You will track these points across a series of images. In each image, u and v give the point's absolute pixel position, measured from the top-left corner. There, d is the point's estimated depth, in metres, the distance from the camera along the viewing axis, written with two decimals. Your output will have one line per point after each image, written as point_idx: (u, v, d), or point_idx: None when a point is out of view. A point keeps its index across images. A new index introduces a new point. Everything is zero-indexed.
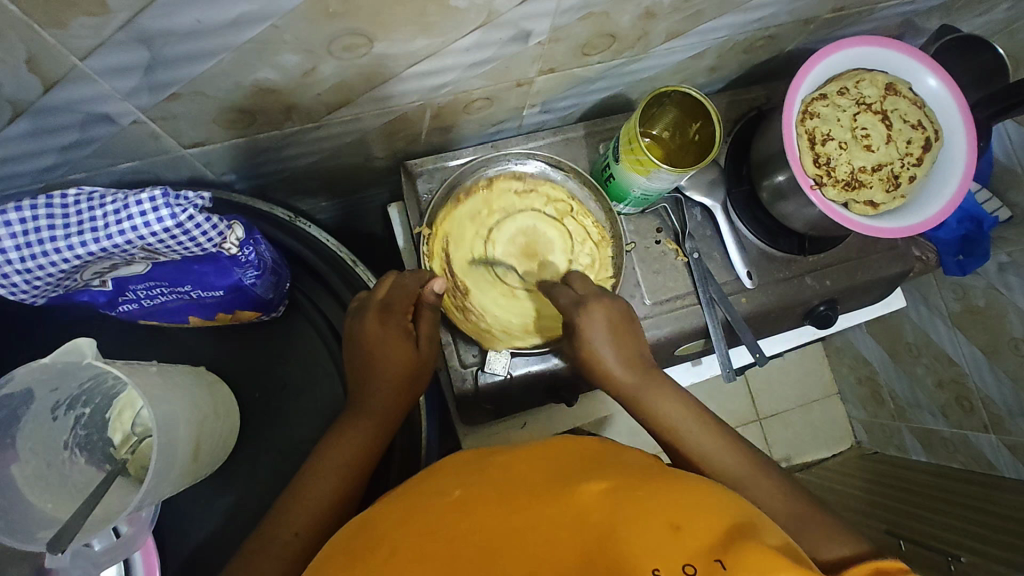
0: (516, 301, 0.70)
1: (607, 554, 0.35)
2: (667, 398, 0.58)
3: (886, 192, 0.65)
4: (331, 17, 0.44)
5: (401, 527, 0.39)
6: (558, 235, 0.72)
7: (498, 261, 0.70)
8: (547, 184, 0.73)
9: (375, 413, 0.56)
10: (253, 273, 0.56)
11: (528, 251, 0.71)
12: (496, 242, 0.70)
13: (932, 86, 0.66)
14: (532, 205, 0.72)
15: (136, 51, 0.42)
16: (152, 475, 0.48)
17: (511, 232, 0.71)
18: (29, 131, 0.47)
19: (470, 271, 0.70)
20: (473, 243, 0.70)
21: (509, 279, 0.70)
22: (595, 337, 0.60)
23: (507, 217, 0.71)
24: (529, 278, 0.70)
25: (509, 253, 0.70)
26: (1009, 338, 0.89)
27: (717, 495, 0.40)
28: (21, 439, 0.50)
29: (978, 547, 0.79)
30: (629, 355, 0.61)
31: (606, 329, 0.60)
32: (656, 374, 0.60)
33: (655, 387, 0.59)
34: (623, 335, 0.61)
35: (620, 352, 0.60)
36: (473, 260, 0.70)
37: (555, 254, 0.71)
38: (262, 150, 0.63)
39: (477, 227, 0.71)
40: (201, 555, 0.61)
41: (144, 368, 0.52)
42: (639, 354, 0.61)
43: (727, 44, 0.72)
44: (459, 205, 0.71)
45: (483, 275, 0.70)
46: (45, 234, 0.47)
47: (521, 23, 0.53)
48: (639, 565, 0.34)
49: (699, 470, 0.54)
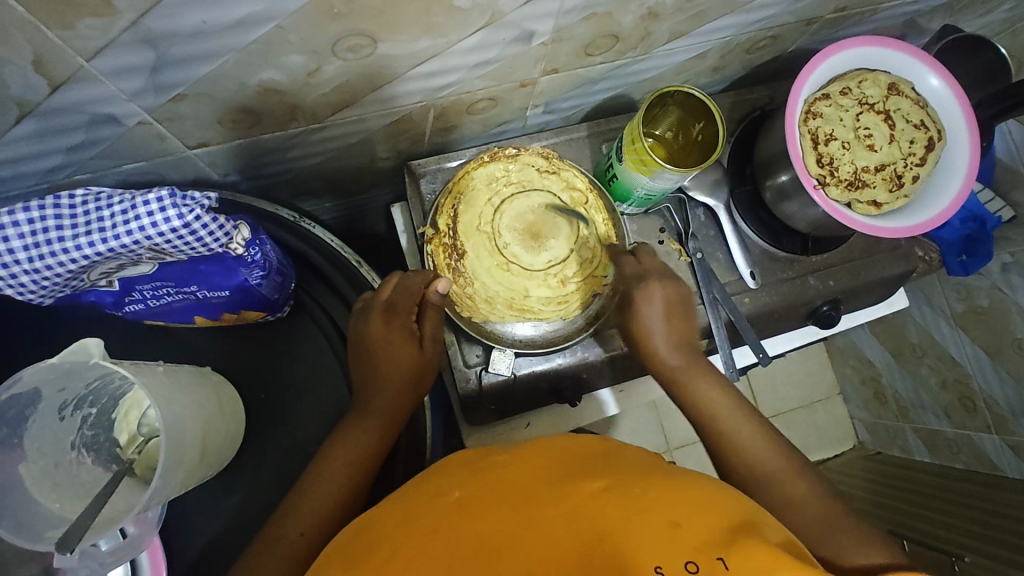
0: (509, 281, 0.67)
1: (610, 549, 0.36)
2: (714, 387, 0.60)
3: (890, 192, 0.65)
4: (336, 17, 0.44)
5: (402, 528, 0.39)
6: (568, 223, 0.69)
7: (503, 235, 0.68)
8: (569, 170, 0.71)
9: (377, 413, 0.56)
10: (259, 273, 0.56)
11: (533, 233, 0.68)
12: (507, 215, 0.68)
13: (934, 86, 0.66)
14: (548, 186, 0.70)
15: (142, 52, 0.42)
16: (160, 474, 0.48)
17: (523, 207, 0.68)
18: (35, 131, 0.47)
19: (474, 237, 0.68)
20: (482, 209, 0.68)
21: (510, 256, 0.68)
22: (648, 315, 0.62)
23: (522, 191, 0.69)
24: (529, 260, 0.68)
25: (516, 231, 0.68)
26: (1012, 339, 0.89)
27: (716, 493, 0.41)
28: (28, 440, 0.50)
29: (982, 547, 0.79)
30: (681, 338, 0.62)
31: (662, 307, 0.62)
32: (705, 363, 0.62)
33: (703, 373, 0.60)
34: (678, 317, 0.63)
35: (671, 333, 0.62)
36: (478, 225, 0.68)
37: (561, 242, 0.69)
38: (267, 150, 0.63)
39: (491, 195, 0.68)
40: (207, 556, 0.61)
41: (151, 369, 0.52)
42: (688, 338, 0.63)
43: (730, 44, 0.72)
44: (479, 169, 0.69)
45: (484, 245, 0.67)
46: (54, 235, 0.47)
47: (525, 23, 0.53)
48: (643, 561, 0.35)
49: (732, 454, 0.56)
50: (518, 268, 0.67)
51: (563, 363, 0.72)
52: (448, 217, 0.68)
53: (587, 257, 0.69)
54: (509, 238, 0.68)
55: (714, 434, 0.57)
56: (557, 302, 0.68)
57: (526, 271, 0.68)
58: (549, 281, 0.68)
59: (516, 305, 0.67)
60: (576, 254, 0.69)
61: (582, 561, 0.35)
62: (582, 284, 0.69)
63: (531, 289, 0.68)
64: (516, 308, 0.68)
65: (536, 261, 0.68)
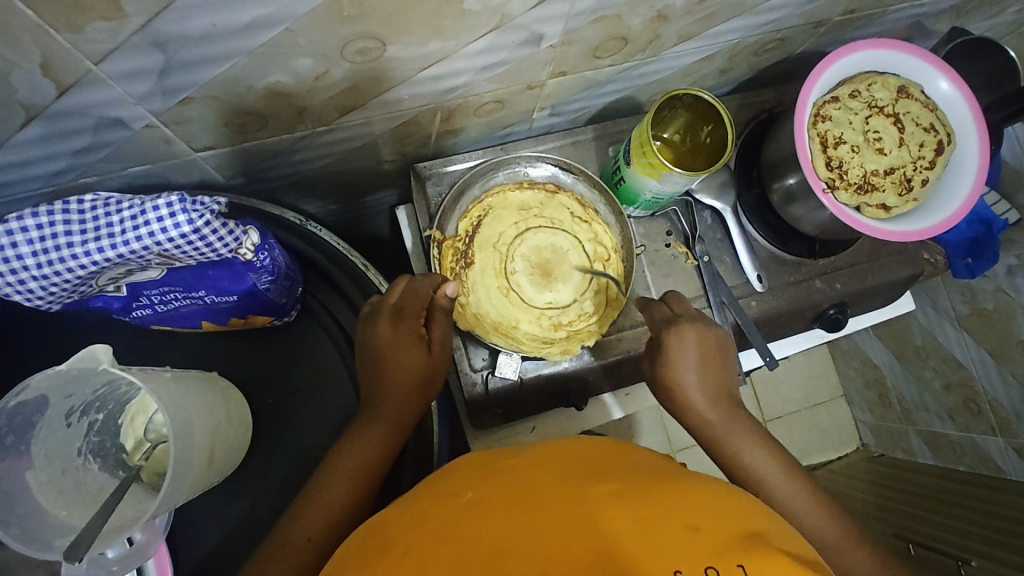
0: (503, 306, 0.68)
1: (625, 551, 0.35)
2: (756, 443, 0.57)
3: (899, 196, 0.64)
4: (346, 21, 0.43)
5: (415, 529, 0.38)
6: (582, 273, 0.70)
7: (516, 262, 0.69)
8: (601, 224, 0.72)
9: (384, 417, 0.55)
10: (268, 278, 0.56)
11: (544, 270, 0.69)
12: (526, 244, 0.69)
13: (943, 89, 0.66)
14: (575, 232, 0.71)
15: (150, 55, 0.41)
16: (169, 482, 0.48)
17: (543, 242, 0.70)
18: (42, 135, 0.47)
19: (488, 252, 0.69)
20: (505, 230, 0.70)
21: (515, 284, 0.69)
22: (686, 368, 0.59)
23: (549, 228, 0.70)
24: (530, 293, 0.69)
25: (529, 264, 0.69)
26: (1017, 341, 0.89)
27: (730, 499, 0.41)
28: (35, 446, 0.49)
29: (986, 550, 0.79)
30: (717, 391, 0.59)
31: (697, 356, 0.59)
32: (744, 416, 0.59)
33: (742, 429, 0.58)
34: (715, 367, 0.60)
35: (708, 386, 0.59)
36: (495, 243, 0.70)
37: (568, 289, 0.70)
38: (273, 153, 0.63)
39: (517, 221, 0.70)
40: (214, 561, 0.61)
41: (159, 375, 0.52)
42: (725, 388, 0.60)
43: (737, 47, 0.71)
44: (514, 193, 0.71)
45: (493, 264, 0.69)
46: (62, 240, 0.47)
47: (535, 26, 0.52)
48: (661, 564, 0.34)
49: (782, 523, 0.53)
50: (518, 299, 0.68)
51: (570, 367, 0.71)
52: (470, 223, 0.70)
53: (587, 312, 0.70)
54: (521, 268, 0.69)
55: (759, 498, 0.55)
56: (539, 342, 0.68)
57: (523, 303, 0.68)
58: (542, 321, 0.68)
59: (500, 329, 0.67)
60: (578, 305, 0.70)
61: (597, 562, 0.35)
62: (572, 336, 0.69)
63: (521, 321, 0.68)
64: (501, 331, 0.67)
65: (537, 297, 0.69)
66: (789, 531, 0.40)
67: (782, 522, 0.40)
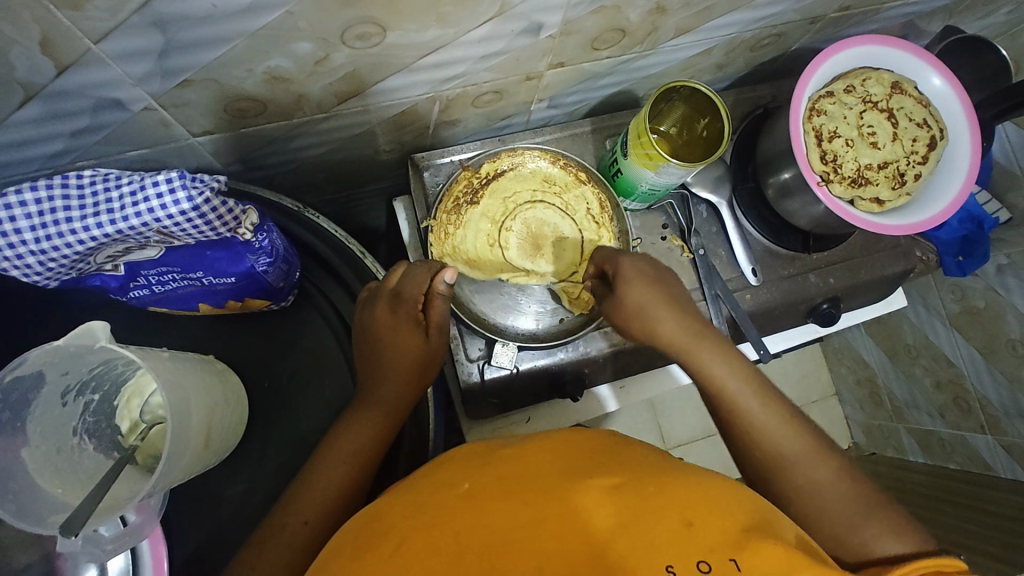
0: (482, 254, 0.70)
1: (615, 551, 0.35)
2: (725, 361, 0.55)
3: (892, 189, 0.65)
4: (346, 5, 0.44)
5: (407, 518, 0.38)
6: (569, 264, 0.71)
7: (514, 222, 0.71)
8: (610, 232, 0.72)
9: (383, 402, 0.56)
10: (265, 260, 0.57)
11: (536, 243, 0.70)
12: (533, 213, 0.71)
13: (937, 85, 0.67)
14: (579, 226, 0.71)
15: (150, 35, 0.41)
16: (165, 459, 0.47)
17: (548, 220, 0.71)
18: (40, 115, 0.47)
19: (494, 203, 0.71)
20: (521, 191, 0.71)
21: (503, 240, 0.70)
22: (637, 287, 0.57)
23: (557, 210, 0.71)
24: (514, 256, 0.70)
25: (524, 233, 0.70)
26: (1006, 339, 0.90)
27: (734, 492, 0.40)
28: (31, 424, 0.49)
29: (973, 544, 0.79)
30: (679, 309, 0.58)
31: (646, 281, 0.58)
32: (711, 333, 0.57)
33: (710, 344, 0.56)
34: (667, 290, 0.58)
35: (667, 303, 0.58)
36: (506, 197, 0.71)
37: (548, 271, 0.70)
38: (270, 140, 0.63)
39: (535, 191, 0.72)
40: (205, 546, 0.60)
41: (156, 355, 0.52)
42: (685, 306, 0.58)
43: (734, 42, 0.72)
44: (550, 165, 0.72)
45: (493, 214, 0.71)
46: (61, 216, 0.47)
47: (533, 15, 0.53)
48: (651, 562, 0.34)
49: (750, 440, 0.52)
50: (498, 256, 0.70)
51: (565, 358, 0.72)
52: (495, 168, 0.71)
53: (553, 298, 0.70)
54: (516, 231, 0.70)
55: (728, 413, 0.54)
56: None
57: (501, 262, 0.70)
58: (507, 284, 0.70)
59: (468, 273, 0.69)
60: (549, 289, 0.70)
61: (590, 564, 0.34)
62: None
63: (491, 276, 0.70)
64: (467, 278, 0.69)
65: (516, 263, 0.70)
66: (787, 525, 0.40)
67: (781, 518, 0.40)
